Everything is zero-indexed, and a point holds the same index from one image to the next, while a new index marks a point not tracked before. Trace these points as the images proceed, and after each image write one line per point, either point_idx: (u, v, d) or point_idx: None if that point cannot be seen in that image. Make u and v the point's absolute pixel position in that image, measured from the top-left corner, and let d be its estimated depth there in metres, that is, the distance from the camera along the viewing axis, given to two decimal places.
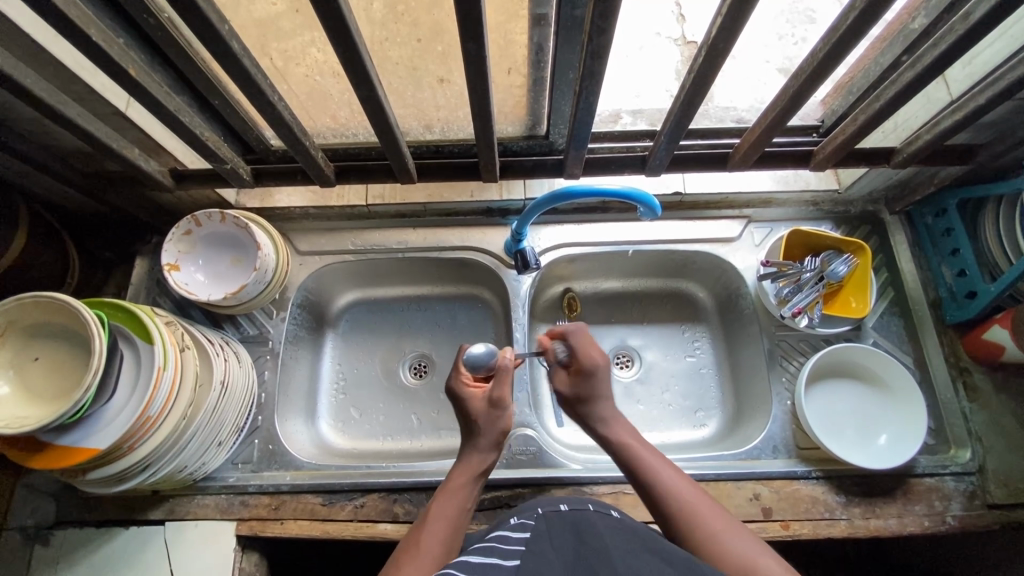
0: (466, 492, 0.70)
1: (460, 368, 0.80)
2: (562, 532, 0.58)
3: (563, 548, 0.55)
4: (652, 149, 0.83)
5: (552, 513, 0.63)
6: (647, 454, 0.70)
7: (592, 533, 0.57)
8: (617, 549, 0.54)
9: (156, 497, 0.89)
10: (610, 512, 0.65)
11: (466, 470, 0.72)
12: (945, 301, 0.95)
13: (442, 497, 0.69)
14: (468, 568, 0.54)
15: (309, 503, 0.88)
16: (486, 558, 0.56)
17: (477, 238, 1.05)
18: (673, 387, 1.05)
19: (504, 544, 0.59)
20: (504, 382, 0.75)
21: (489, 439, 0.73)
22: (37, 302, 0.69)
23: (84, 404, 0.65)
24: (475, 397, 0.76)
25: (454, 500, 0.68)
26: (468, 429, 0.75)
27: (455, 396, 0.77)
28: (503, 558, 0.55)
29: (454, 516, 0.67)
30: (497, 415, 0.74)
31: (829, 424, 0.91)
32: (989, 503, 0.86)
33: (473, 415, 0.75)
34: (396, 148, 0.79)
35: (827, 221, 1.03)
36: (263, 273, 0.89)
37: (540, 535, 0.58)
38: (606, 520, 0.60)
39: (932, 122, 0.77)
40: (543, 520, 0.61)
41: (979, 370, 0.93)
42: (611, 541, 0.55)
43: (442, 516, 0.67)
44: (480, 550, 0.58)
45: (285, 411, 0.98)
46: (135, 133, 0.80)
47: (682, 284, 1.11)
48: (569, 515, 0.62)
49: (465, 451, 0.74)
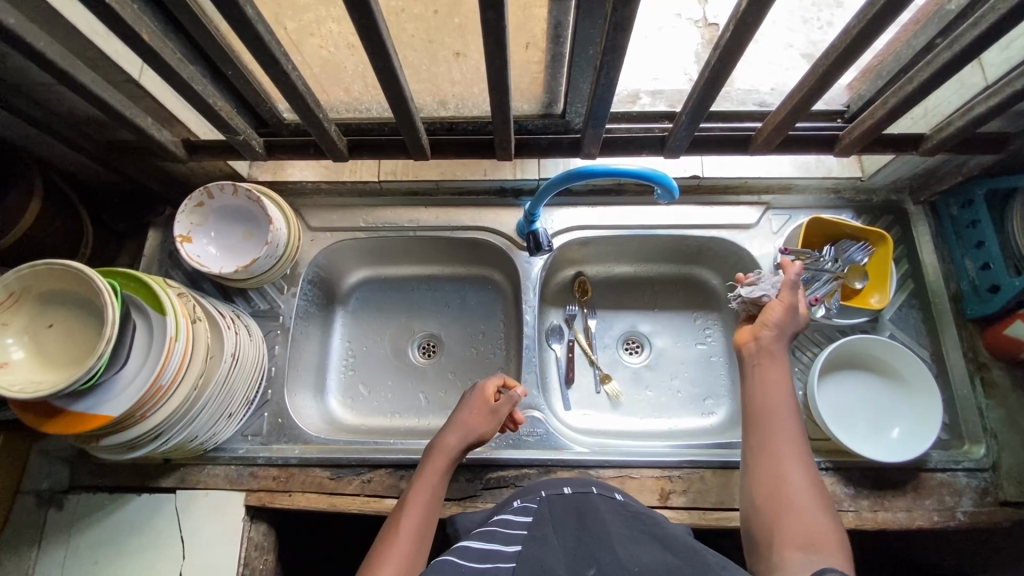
0: (443, 481, 0.76)
1: (478, 391, 0.85)
2: (563, 518, 0.58)
3: (565, 535, 0.55)
4: (672, 130, 0.81)
5: (554, 495, 0.63)
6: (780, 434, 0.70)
7: (595, 518, 0.57)
8: (620, 537, 0.55)
9: (167, 465, 0.90)
10: (615, 495, 0.65)
11: (443, 458, 0.78)
12: (966, 294, 0.93)
13: (419, 484, 0.75)
14: (467, 554, 0.54)
15: (317, 477, 0.89)
16: (486, 544, 0.56)
17: (489, 218, 1.04)
18: (681, 374, 1.04)
19: (506, 527, 0.59)
20: (511, 403, 0.83)
21: (469, 438, 0.80)
22: (51, 269, 0.69)
23: (97, 371, 0.66)
24: (486, 406, 0.82)
25: (430, 487, 0.74)
26: (454, 420, 0.81)
27: (466, 394, 0.85)
28: (504, 543, 0.55)
29: (427, 505, 0.73)
30: (501, 409, 0.82)
31: (840, 415, 0.89)
32: (1001, 500, 0.84)
33: (472, 416, 0.81)
34: (410, 123, 0.78)
35: (848, 209, 1.00)
36: (274, 248, 0.89)
37: (543, 518, 0.58)
38: (609, 504, 0.61)
39: (965, 108, 0.74)
40: (546, 503, 0.61)
41: (999, 366, 0.91)
42: (615, 529, 0.56)
43: (419, 509, 0.72)
44: (481, 535, 0.58)
45: (295, 386, 0.99)
46: (148, 102, 0.79)
47: (694, 271, 1.10)
48: (571, 498, 0.62)
49: (443, 437, 0.80)
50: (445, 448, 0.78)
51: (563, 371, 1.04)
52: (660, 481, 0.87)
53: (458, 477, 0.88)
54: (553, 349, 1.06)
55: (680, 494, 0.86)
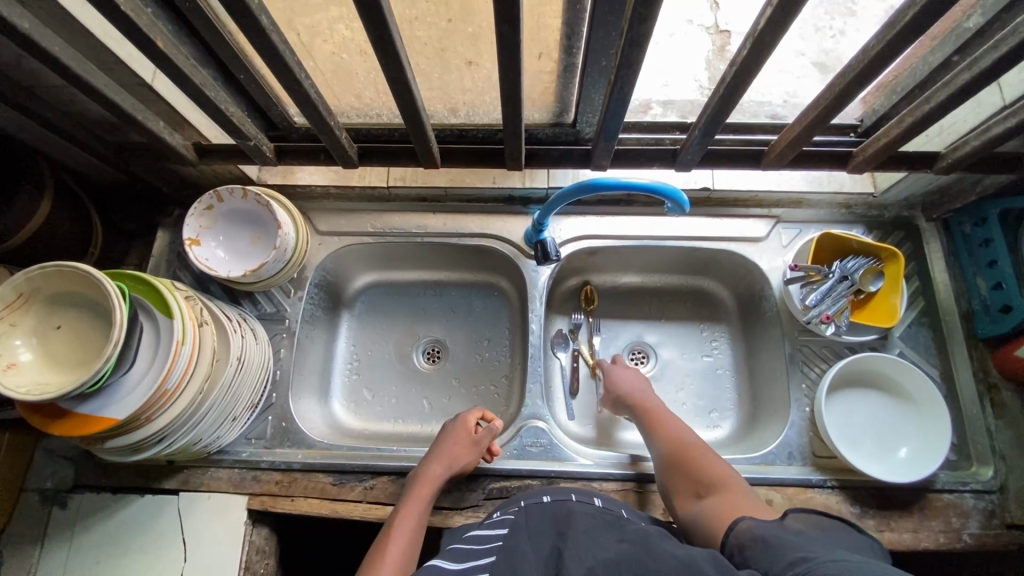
0: (428, 506, 0.80)
1: (459, 424, 0.88)
2: (538, 527, 0.64)
3: (537, 542, 0.61)
4: (683, 144, 0.81)
5: (532, 507, 0.68)
6: (669, 420, 0.84)
7: (568, 524, 0.63)
8: (591, 540, 0.59)
9: (171, 467, 0.90)
10: (594, 500, 0.71)
11: (427, 487, 0.81)
12: (977, 313, 0.92)
13: (406, 509, 0.79)
14: (439, 571, 0.58)
15: (319, 482, 0.89)
16: (463, 559, 0.60)
17: (497, 226, 1.03)
18: (687, 387, 1.03)
19: (484, 540, 0.64)
20: (491, 435, 0.87)
21: (453, 466, 0.83)
22: (61, 271, 0.70)
23: (104, 374, 0.66)
24: (468, 437, 0.86)
25: (415, 514, 0.78)
26: (438, 446, 0.85)
27: (449, 426, 0.87)
28: (480, 556, 0.60)
29: (415, 528, 0.76)
30: (483, 441, 0.86)
31: (847, 434, 0.89)
32: (1008, 523, 0.83)
33: (456, 448, 0.85)
34: (421, 131, 0.78)
35: (859, 225, 1.00)
36: (282, 252, 0.89)
37: (519, 528, 0.64)
38: (583, 509, 0.67)
39: (982, 127, 0.74)
40: (523, 514, 0.67)
41: (1009, 388, 0.90)
42: (583, 527, 0.62)
43: (407, 532, 0.75)
44: (454, 551, 0.62)
45: (299, 390, 0.99)
46: (160, 105, 0.79)
47: (702, 282, 1.09)
48: (549, 507, 0.68)
49: (427, 465, 0.83)
50: (428, 475, 0.82)
51: (568, 384, 1.03)
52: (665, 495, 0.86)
53: (460, 486, 0.88)
54: (558, 358, 1.06)
55: None
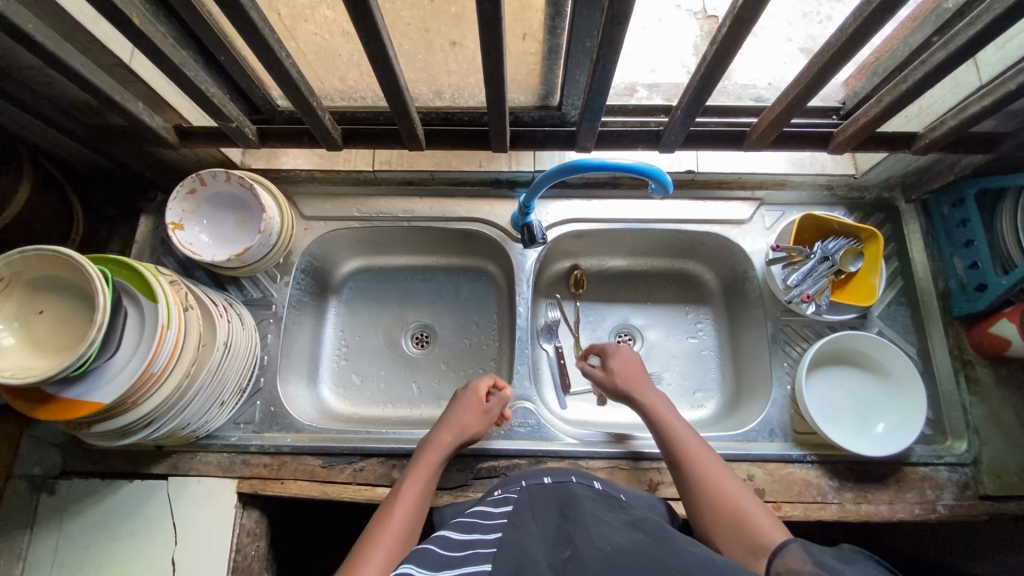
0: (434, 474, 0.81)
1: (472, 389, 0.89)
2: (544, 508, 0.64)
3: (542, 523, 0.61)
4: (667, 125, 0.82)
5: (535, 487, 0.69)
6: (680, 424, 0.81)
7: (572, 505, 0.63)
8: (596, 518, 0.60)
9: (160, 452, 0.90)
10: (594, 483, 0.72)
11: (436, 453, 0.82)
12: (954, 293, 0.94)
13: (411, 477, 0.79)
14: (446, 544, 0.59)
15: (309, 465, 0.90)
16: (468, 535, 0.61)
17: (484, 209, 1.03)
18: (672, 368, 1.05)
19: (485, 519, 0.64)
20: (503, 403, 0.89)
21: (463, 432, 0.84)
22: (41, 255, 0.69)
23: (88, 358, 0.66)
24: (479, 405, 0.87)
25: (422, 481, 0.79)
26: (449, 415, 0.86)
27: (461, 393, 0.88)
28: (485, 533, 0.61)
29: (419, 498, 0.77)
30: (494, 409, 0.87)
31: (827, 411, 0.91)
32: (981, 494, 0.86)
33: (468, 414, 0.85)
34: (405, 112, 0.77)
35: (841, 206, 1.01)
36: (267, 236, 0.89)
37: (523, 509, 0.64)
38: (586, 493, 0.67)
39: (959, 107, 0.75)
40: (525, 494, 0.67)
41: (983, 364, 0.92)
42: (588, 509, 0.62)
43: (409, 502, 0.76)
44: (460, 527, 0.63)
45: (288, 374, 0.99)
46: (139, 86, 0.78)
47: (689, 265, 1.10)
48: (551, 488, 0.69)
49: (438, 431, 0.84)
50: (436, 447, 0.82)
51: (557, 376, 1.04)
52: (649, 472, 0.88)
53: (450, 467, 0.89)
54: (544, 349, 1.06)
55: (668, 485, 0.87)
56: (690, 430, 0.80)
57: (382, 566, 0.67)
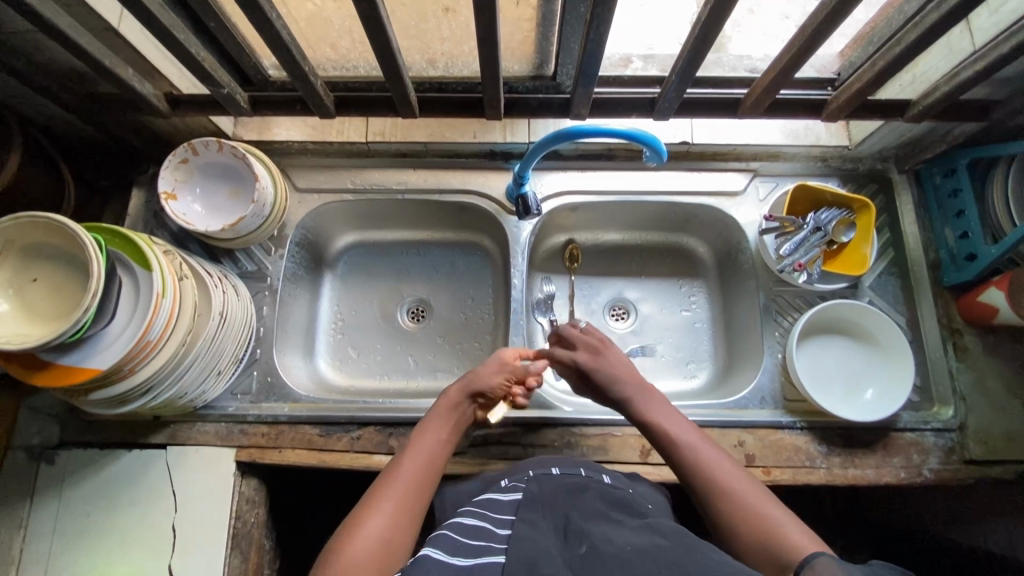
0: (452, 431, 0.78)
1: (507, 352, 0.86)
2: (553, 497, 0.65)
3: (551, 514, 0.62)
4: (661, 91, 0.81)
5: (543, 477, 0.70)
6: (680, 429, 0.74)
7: (581, 496, 0.64)
8: (609, 517, 0.60)
9: (158, 422, 0.91)
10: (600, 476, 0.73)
11: (452, 409, 0.79)
12: (944, 263, 0.95)
13: (426, 433, 0.76)
14: (461, 530, 0.60)
15: (307, 434, 0.91)
16: (479, 521, 0.61)
17: (478, 182, 1.03)
18: (666, 340, 1.06)
19: (496, 509, 0.64)
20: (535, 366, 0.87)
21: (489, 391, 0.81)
22: (34, 222, 0.69)
23: (84, 325, 0.66)
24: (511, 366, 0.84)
25: (439, 436, 0.76)
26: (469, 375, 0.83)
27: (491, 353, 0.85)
28: (496, 524, 0.61)
29: (435, 452, 0.74)
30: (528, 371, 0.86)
31: (817, 378, 0.92)
32: (966, 459, 0.88)
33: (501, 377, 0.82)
34: (398, 79, 0.77)
35: (834, 177, 1.01)
36: (261, 207, 0.88)
37: (533, 498, 0.65)
38: (594, 485, 0.68)
39: (951, 73, 0.75)
40: (535, 483, 0.68)
41: (971, 332, 0.93)
42: (598, 503, 0.63)
43: (422, 456, 0.73)
44: (473, 513, 0.63)
45: (284, 347, 0.99)
46: (129, 52, 0.77)
47: (683, 239, 1.11)
48: (559, 478, 0.70)
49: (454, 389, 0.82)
50: (445, 404, 0.79)
51: None
52: (642, 439, 0.89)
53: None
54: (538, 323, 1.06)
55: None
56: (685, 426, 0.74)
57: (389, 515, 0.64)
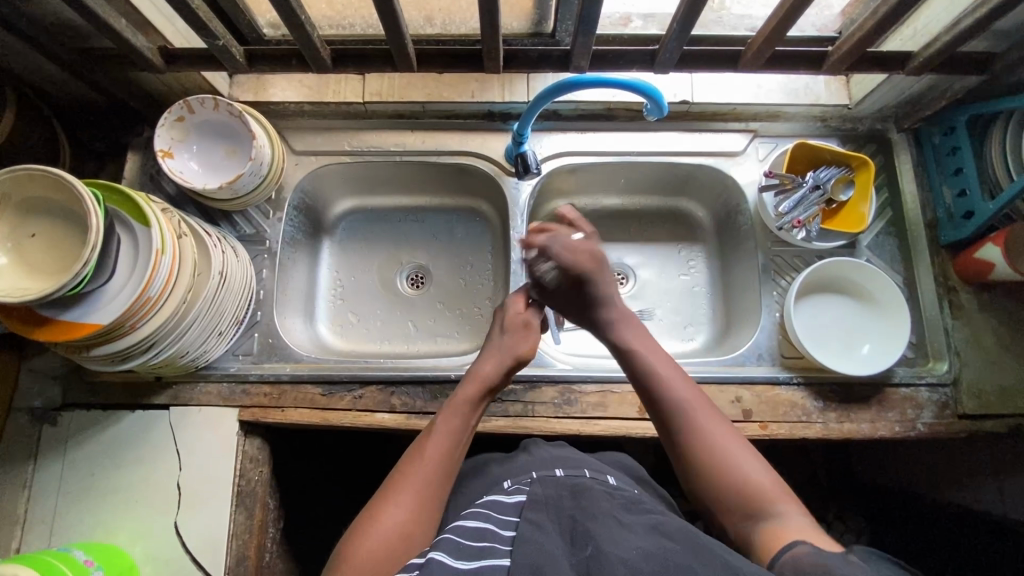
0: (474, 408, 0.76)
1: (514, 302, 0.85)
2: (559, 499, 0.64)
3: (557, 517, 0.61)
4: (662, 42, 0.80)
5: (548, 478, 0.68)
6: (665, 367, 0.74)
7: (588, 497, 0.63)
8: (614, 520, 0.59)
9: (160, 383, 0.92)
10: (606, 479, 0.71)
11: (477, 384, 0.77)
12: (941, 221, 0.95)
13: (445, 413, 0.74)
14: (463, 531, 0.59)
15: (309, 393, 0.91)
16: (481, 523, 0.61)
17: (477, 143, 1.03)
18: (665, 304, 1.07)
19: (499, 509, 0.64)
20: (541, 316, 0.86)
21: (506, 357, 0.80)
22: (32, 175, 0.68)
23: (84, 278, 0.66)
24: (519, 320, 0.83)
25: (457, 418, 0.74)
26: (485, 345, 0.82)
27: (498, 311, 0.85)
28: (499, 527, 0.60)
29: (455, 431, 0.73)
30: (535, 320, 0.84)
31: (814, 335, 0.93)
32: (960, 413, 0.90)
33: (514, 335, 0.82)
34: (397, 32, 0.76)
35: (834, 137, 1.01)
36: (259, 165, 0.88)
37: (538, 500, 0.64)
38: (601, 487, 0.67)
39: (952, 23, 0.75)
40: (539, 484, 0.67)
41: (967, 290, 0.94)
42: (603, 505, 0.62)
43: (445, 435, 0.72)
44: (476, 514, 0.64)
45: (285, 310, 1.00)
46: (122, 4, 0.76)
47: (682, 203, 1.11)
48: (564, 480, 0.68)
49: (480, 361, 0.80)
50: (471, 380, 0.77)
51: None
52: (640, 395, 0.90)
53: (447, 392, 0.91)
54: None
55: None
56: (678, 377, 0.73)
57: (407, 510, 0.65)
